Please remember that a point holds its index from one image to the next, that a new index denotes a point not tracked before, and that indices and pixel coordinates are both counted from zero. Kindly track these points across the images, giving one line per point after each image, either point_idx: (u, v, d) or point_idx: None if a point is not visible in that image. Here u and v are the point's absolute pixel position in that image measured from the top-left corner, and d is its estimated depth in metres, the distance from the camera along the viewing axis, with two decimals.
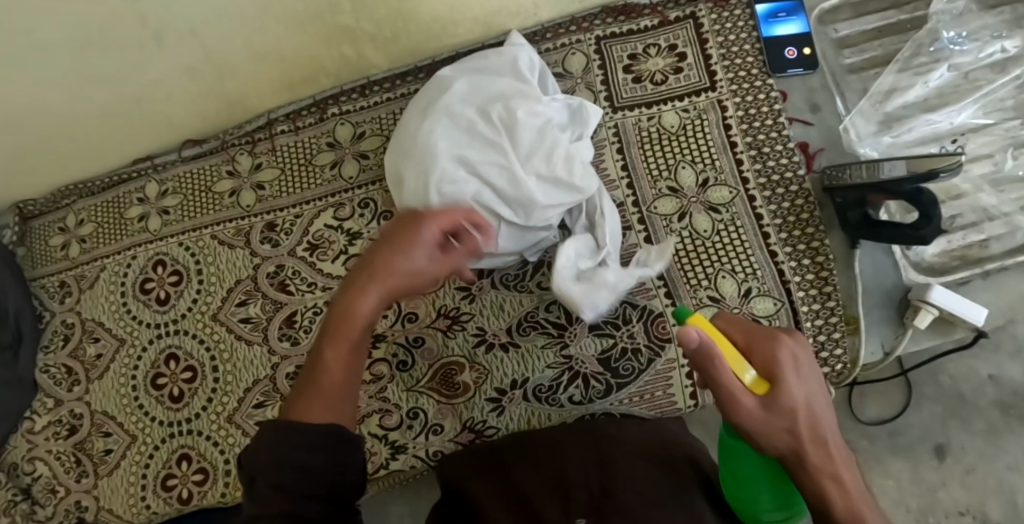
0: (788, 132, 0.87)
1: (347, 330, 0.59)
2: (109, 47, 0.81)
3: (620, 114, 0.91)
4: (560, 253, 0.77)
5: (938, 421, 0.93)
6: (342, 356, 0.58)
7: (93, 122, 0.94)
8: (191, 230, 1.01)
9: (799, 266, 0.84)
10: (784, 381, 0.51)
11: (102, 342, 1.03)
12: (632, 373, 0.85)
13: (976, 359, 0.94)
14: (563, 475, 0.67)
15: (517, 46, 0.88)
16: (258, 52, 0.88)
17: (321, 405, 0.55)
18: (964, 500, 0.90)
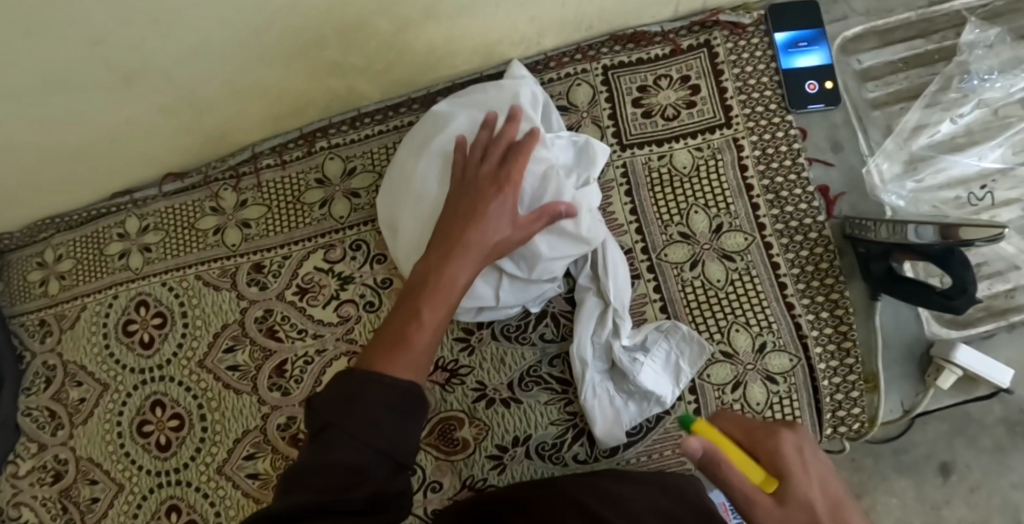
0: (808, 174, 0.82)
1: (443, 291, 0.63)
2: (72, 90, 0.75)
3: (628, 152, 0.85)
4: (575, 364, 0.78)
5: (943, 439, 0.83)
6: (435, 318, 0.61)
7: (62, 160, 0.88)
8: (174, 269, 0.96)
9: (817, 319, 0.80)
10: (787, 469, 0.45)
11: (86, 386, 0.98)
12: (640, 431, 0.81)
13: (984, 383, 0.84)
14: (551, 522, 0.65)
15: (518, 80, 0.81)
16: (239, 89, 0.81)
17: (407, 357, 0.56)
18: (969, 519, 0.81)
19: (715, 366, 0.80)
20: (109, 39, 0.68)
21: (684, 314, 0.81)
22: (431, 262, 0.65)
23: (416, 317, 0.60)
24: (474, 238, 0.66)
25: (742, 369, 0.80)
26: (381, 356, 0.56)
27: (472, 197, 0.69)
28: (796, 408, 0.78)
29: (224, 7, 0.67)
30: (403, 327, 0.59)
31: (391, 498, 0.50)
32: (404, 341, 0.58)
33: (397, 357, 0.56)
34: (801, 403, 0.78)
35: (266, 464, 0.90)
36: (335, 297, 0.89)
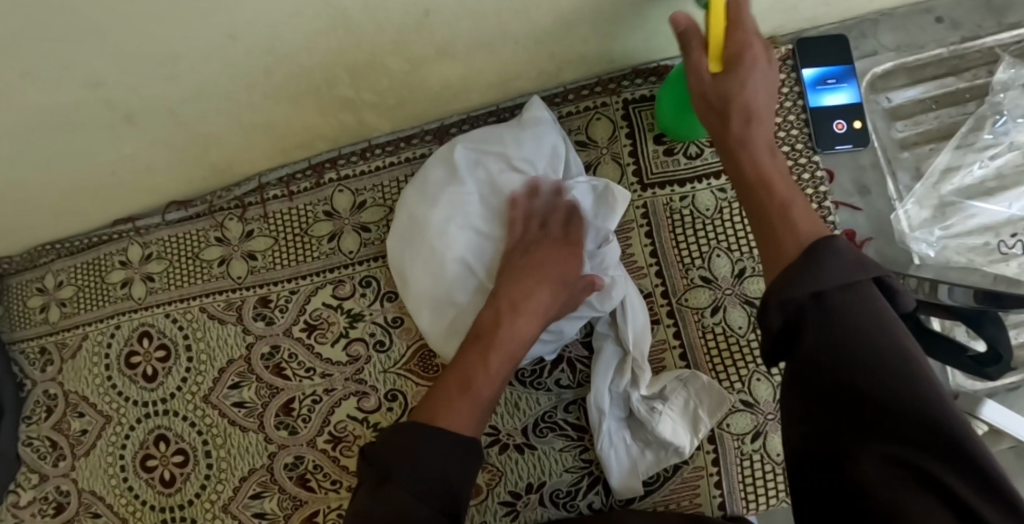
0: (834, 218, 0.79)
1: (508, 341, 0.69)
2: (72, 127, 0.72)
3: (649, 192, 0.82)
4: (590, 410, 0.76)
5: None
6: (497, 366, 0.67)
7: (62, 190, 0.85)
8: (177, 301, 0.93)
9: None
10: (740, 72, 0.58)
11: (88, 418, 0.96)
12: (657, 480, 0.78)
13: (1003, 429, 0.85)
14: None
15: (536, 128, 0.77)
16: (244, 123, 0.79)
17: (466, 409, 0.63)
18: None
19: (735, 416, 0.78)
20: (108, 79, 0.65)
21: (705, 362, 0.79)
22: (496, 312, 0.70)
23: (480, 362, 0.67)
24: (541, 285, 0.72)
25: (763, 419, 0.78)
26: (447, 402, 0.63)
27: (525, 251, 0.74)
28: None
29: (230, 48, 0.64)
30: (467, 370, 0.66)
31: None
32: (466, 393, 0.64)
33: (458, 406, 0.63)
34: None
35: (273, 504, 0.88)
36: (343, 335, 0.86)
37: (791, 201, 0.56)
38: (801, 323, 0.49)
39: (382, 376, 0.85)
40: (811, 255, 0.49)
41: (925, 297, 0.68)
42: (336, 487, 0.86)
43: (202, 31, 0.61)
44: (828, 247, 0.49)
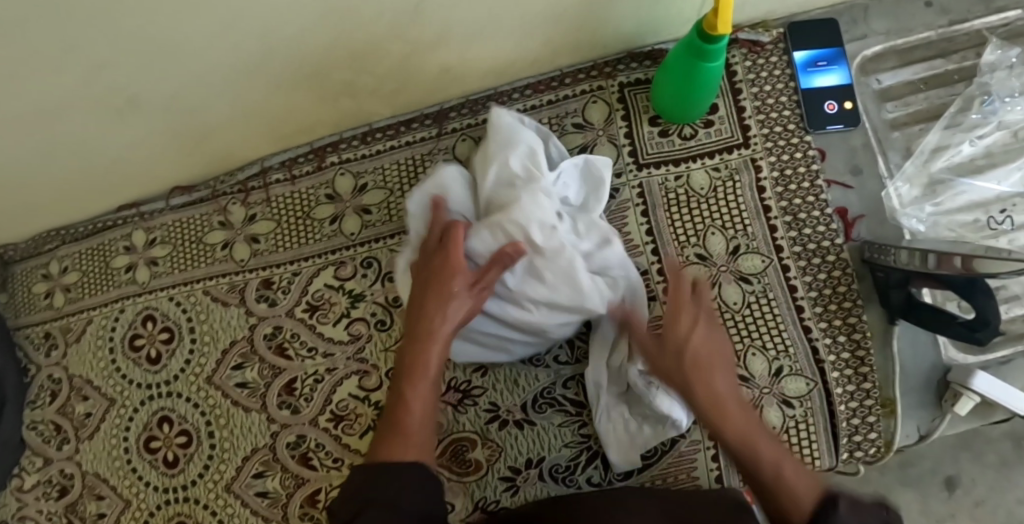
0: (826, 196, 0.81)
1: (425, 364, 0.69)
2: (79, 111, 0.73)
3: (644, 171, 0.84)
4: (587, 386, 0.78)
5: (949, 453, 0.94)
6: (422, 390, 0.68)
7: (71, 175, 0.87)
8: (181, 285, 0.95)
9: (835, 343, 0.79)
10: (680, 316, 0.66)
11: (91, 401, 0.97)
12: (654, 454, 0.80)
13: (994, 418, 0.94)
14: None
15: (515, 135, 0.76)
16: (248, 109, 0.80)
17: (408, 447, 0.64)
18: None
19: None
20: (114, 64, 0.67)
21: None
22: (411, 343, 0.70)
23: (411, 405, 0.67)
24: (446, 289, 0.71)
25: (758, 393, 0.79)
26: (391, 446, 0.64)
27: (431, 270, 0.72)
28: (810, 433, 0.78)
29: (233, 32, 0.66)
30: (399, 415, 0.66)
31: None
32: (404, 430, 0.65)
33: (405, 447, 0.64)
34: (817, 427, 0.78)
35: (275, 483, 0.89)
36: (345, 315, 0.88)
37: (777, 463, 0.59)
38: None
39: (383, 355, 0.86)
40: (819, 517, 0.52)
41: (912, 265, 0.70)
42: (338, 465, 0.87)
43: (207, 15, 0.62)
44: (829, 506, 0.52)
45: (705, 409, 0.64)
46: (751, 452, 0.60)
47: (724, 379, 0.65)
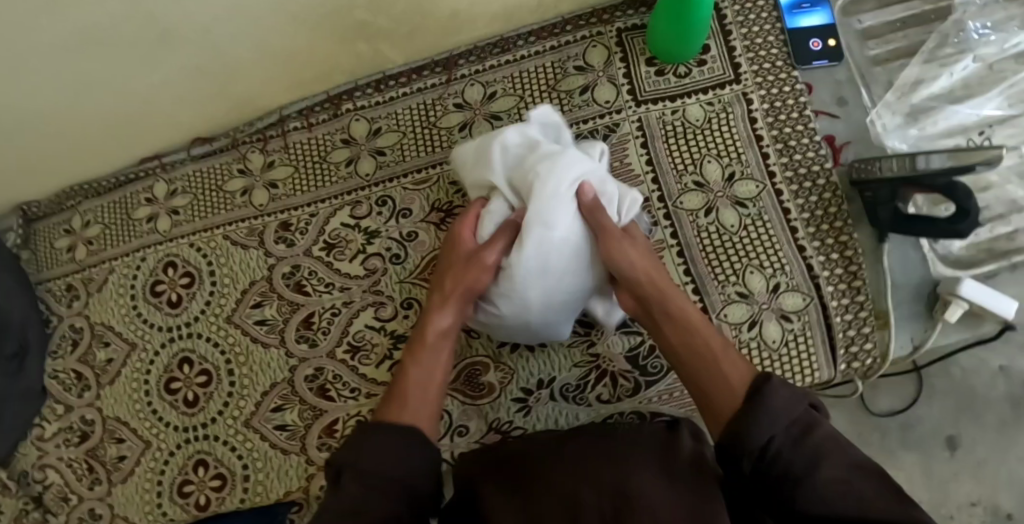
0: (814, 125, 0.86)
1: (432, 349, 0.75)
2: (119, 45, 0.79)
3: (643, 107, 0.89)
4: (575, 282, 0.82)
5: (949, 415, 0.94)
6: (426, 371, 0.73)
7: (101, 121, 0.92)
8: (202, 231, 0.98)
9: (828, 260, 0.83)
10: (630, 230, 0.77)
11: (113, 347, 1.01)
12: (660, 371, 0.83)
13: (988, 352, 0.95)
14: (578, 498, 0.57)
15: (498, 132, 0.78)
16: (272, 50, 0.86)
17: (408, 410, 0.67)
18: (975, 492, 0.91)
19: (731, 306, 0.83)
20: None
21: (701, 258, 0.85)
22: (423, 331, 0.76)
23: (420, 383, 0.72)
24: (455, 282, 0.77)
25: (758, 308, 0.83)
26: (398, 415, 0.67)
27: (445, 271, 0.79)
28: (809, 344, 0.82)
29: None
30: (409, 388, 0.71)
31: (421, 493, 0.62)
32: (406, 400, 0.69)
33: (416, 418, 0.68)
34: (814, 339, 0.82)
35: (293, 416, 0.92)
36: (361, 251, 0.91)
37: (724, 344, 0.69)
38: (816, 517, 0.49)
39: (398, 286, 0.90)
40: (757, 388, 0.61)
41: (898, 171, 0.77)
42: (355, 395, 0.90)
43: None
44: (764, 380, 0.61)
45: (654, 304, 0.73)
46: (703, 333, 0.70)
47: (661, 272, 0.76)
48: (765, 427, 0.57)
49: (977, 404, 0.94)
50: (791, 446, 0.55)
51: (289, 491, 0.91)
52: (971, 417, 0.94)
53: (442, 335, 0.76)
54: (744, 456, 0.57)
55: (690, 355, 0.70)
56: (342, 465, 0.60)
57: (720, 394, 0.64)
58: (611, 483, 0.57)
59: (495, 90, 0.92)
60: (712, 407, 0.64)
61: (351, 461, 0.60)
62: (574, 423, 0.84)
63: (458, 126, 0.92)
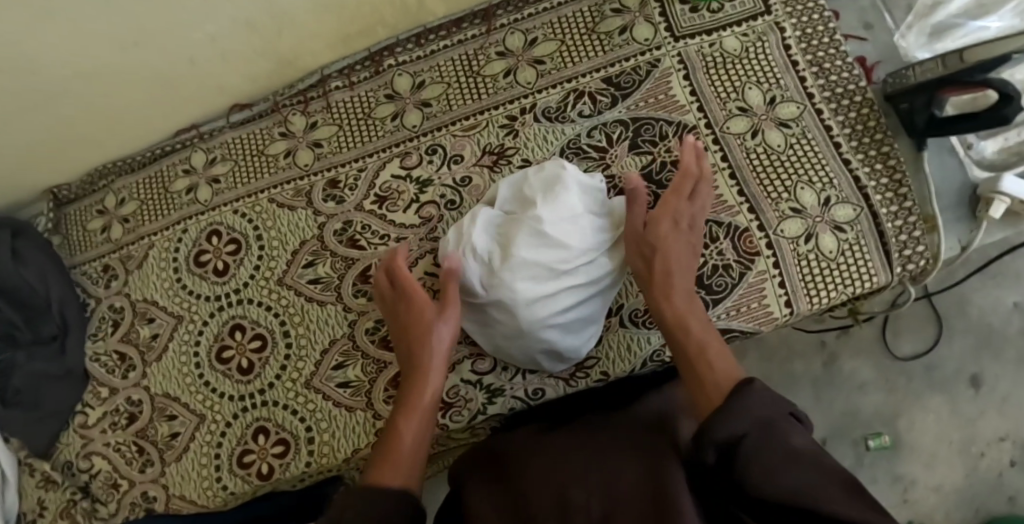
0: (845, 48, 0.91)
1: (419, 407, 0.73)
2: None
3: (682, 43, 0.92)
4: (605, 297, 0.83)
5: (972, 353, 1.20)
6: (412, 427, 0.71)
7: (149, 85, 0.93)
8: (245, 197, 0.98)
9: (873, 171, 0.87)
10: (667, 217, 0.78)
11: (158, 322, 0.98)
12: (725, 288, 0.84)
13: (1003, 292, 1.21)
14: (566, 499, 0.60)
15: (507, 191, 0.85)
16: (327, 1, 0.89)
17: (395, 467, 0.65)
18: (1003, 428, 1.17)
19: (787, 221, 0.86)
20: None
21: (753, 178, 0.87)
22: (403, 395, 0.74)
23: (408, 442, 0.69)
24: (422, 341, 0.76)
25: (813, 222, 0.86)
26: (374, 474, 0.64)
27: (412, 333, 0.78)
28: (865, 252, 0.84)
29: None
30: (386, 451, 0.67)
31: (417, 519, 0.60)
32: (396, 455, 0.66)
33: (390, 474, 0.63)
34: (870, 247, 0.85)
35: (355, 373, 0.91)
36: (415, 201, 0.92)
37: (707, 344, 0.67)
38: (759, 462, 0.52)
39: None
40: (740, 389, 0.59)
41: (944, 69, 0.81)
42: None
43: None
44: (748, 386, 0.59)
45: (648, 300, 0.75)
46: (691, 334, 0.69)
47: (681, 261, 0.75)
48: (729, 422, 0.56)
49: (997, 340, 1.20)
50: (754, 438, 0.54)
51: (356, 449, 0.89)
52: (988, 353, 1.20)
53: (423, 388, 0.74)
54: (707, 440, 0.56)
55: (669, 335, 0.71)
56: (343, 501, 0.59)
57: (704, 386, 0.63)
58: (596, 483, 0.61)
59: (536, 36, 0.94)
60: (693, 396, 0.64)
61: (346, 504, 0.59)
62: (646, 347, 0.84)
63: (502, 73, 0.94)
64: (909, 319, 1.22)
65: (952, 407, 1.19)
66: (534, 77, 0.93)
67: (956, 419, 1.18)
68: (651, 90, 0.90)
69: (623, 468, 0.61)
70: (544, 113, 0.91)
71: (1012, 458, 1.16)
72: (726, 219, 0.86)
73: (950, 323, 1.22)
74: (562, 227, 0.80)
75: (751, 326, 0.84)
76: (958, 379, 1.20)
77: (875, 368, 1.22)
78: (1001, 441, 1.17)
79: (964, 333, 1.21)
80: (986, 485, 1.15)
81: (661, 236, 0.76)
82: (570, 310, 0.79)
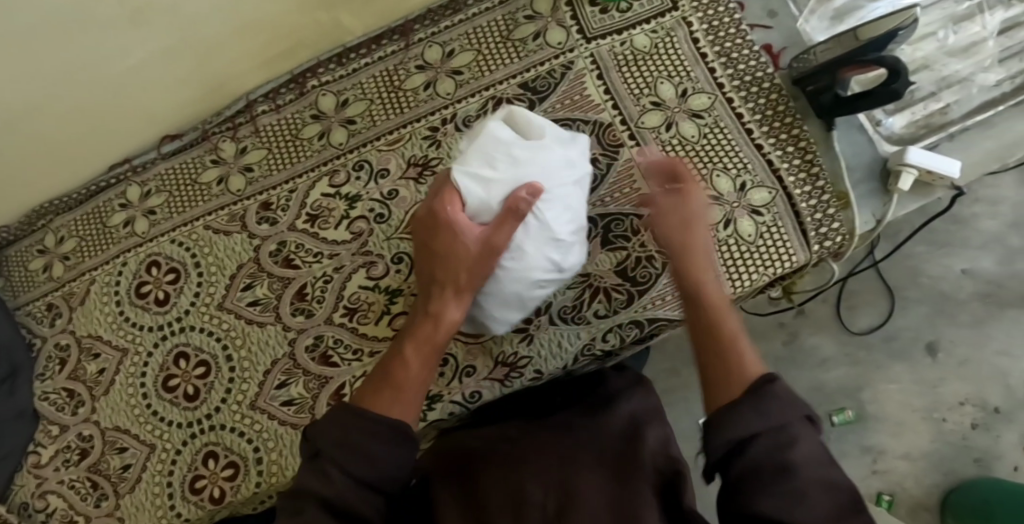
0: (752, 38, 0.93)
1: (435, 336, 0.74)
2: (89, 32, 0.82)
3: (594, 44, 0.94)
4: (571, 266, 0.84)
5: (926, 320, 1.22)
6: (423, 357, 0.72)
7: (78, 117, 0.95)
8: (182, 225, 0.99)
9: (785, 154, 0.89)
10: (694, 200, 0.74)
11: (103, 357, 0.99)
12: (650, 278, 0.86)
13: (950, 259, 1.23)
14: (523, 496, 0.62)
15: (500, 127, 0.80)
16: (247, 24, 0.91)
17: (390, 398, 0.67)
18: (963, 393, 1.20)
19: None
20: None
21: None
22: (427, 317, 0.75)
23: (417, 372, 0.71)
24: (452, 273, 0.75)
25: (730, 208, 0.88)
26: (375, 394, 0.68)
27: (444, 253, 0.76)
28: (782, 232, 0.87)
29: None
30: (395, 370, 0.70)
31: (397, 474, 0.62)
32: (396, 384, 0.69)
33: (389, 400, 0.67)
34: (786, 227, 0.87)
35: (299, 391, 0.92)
36: (346, 217, 0.94)
37: (736, 337, 0.65)
38: (764, 477, 0.53)
39: (386, 243, 0.92)
40: (755, 390, 0.57)
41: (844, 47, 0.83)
42: (359, 356, 0.90)
43: None
44: (768, 381, 0.58)
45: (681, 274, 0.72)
46: (721, 320, 0.66)
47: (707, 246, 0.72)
48: (737, 425, 0.56)
49: (949, 305, 1.22)
50: (761, 452, 0.54)
51: None
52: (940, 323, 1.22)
53: (449, 320, 0.75)
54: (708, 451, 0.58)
55: (697, 322, 0.68)
56: (333, 431, 0.62)
57: (723, 369, 0.62)
58: (556, 482, 0.63)
59: (453, 48, 0.96)
60: (703, 369, 0.64)
61: (335, 443, 0.61)
62: (576, 342, 0.86)
63: (423, 86, 0.96)
64: (855, 294, 1.24)
65: (912, 375, 1.21)
66: (453, 88, 0.95)
67: (913, 387, 1.21)
68: (567, 92, 0.93)
69: (584, 471, 0.64)
70: (465, 122, 0.93)
71: (972, 420, 1.18)
72: (646, 212, 0.88)
73: (896, 295, 1.23)
74: (572, 182, 0.80)
75: (677, 314, 0.85)
76: (913, 348, 1.22)
77: (826, 346, 1.24)
78: (961, 406, 1.19)
79: (913, 304, 1.23)
80: (949, 447, 1.18)
81: (699, 220, 0.73)
82: (555, 274, 0.80)
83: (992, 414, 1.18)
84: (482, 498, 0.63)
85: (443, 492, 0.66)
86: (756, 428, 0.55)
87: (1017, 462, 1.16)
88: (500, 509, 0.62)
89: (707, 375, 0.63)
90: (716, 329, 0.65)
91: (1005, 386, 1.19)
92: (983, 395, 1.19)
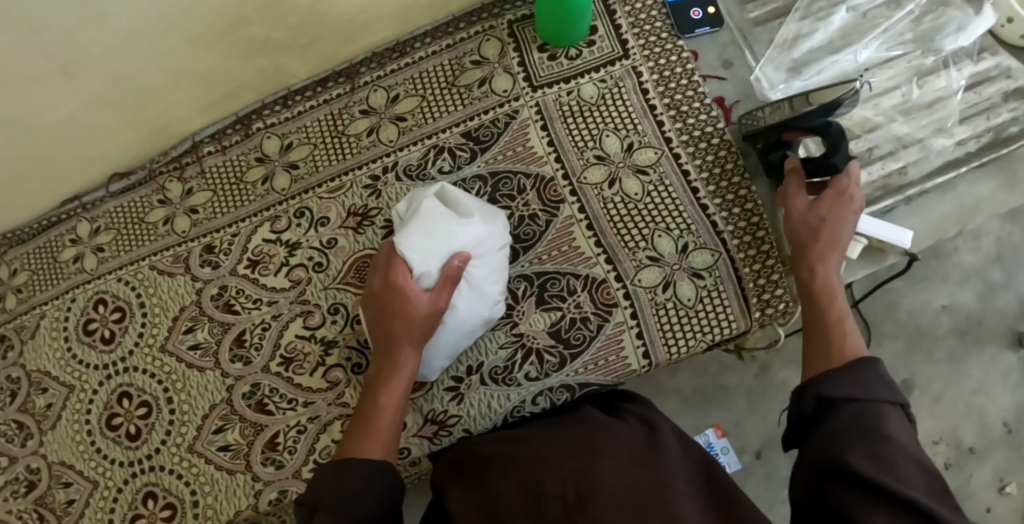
0: (704, 89, 0.90)
1: (397, 380, 0.73)
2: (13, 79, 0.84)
3: (540, 92, 0.92)
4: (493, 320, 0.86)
5: (902, 355, 1.17)
6: (392, 399, 0.72)
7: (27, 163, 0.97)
8: (128, 265, 0.99)
9: (730, 215, 0.86)
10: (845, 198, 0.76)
11: (52, 392, 1.00)
12: (583, 341, 0.85)
13: (927, 299, 1.19)
14: (541, 490, 0.61)
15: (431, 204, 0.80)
16: (183, 72, 0.92)
17: (373, 441, 0.69)
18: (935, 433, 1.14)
19: (644, 270, 0.85)
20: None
21: (609, 226, 0.87)
22: (382, 364, 0.74)
23: (388, 414, 0.71)
24: (404, 320, 0.74)
25: (670, 269, 0.85)
26: (351, 446, 0.69)
27: (388, 307, 0.75)
28: (723, 298, 0.84)
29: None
30: (367, 421, 0.71)
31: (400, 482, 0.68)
32: (370, 430, 0.70)
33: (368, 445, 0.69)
34: (727, 292, 0.84)
35: (235, 437, 0.92)
36: (285, 263, 0.93)
37: (843, 322, 0.69)
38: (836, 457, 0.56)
39: (324, 293, 0.91)
40: (857, 369, 0.63)
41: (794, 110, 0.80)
42: (293, 406, 0.90)
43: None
44: (870, 365, 0.63)
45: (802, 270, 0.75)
46: (833, 309, 0.71)
47: (835, 236, 0.74)
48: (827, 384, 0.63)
49: (927, 340, 1.17)
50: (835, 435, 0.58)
51: (238, 511, 0.91)
52: (915, 366, 1.16)
53: (406, 367, 0.73)
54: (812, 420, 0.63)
55: (811, 313, 0.72)
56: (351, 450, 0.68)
57: (828, 353, 0.67)
58: (573, 473, 0.62)
59: (397, 93, 0.95)
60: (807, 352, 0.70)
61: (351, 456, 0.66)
62: (506, 403, 0.85)
63: (366, 131, 0.95)
64: None
65: None
66: (395, 135, 0.93)
67: None
68: (509, 143, 0.91)
69: (602, 465, 0.63)
70: (405, 171, 0.92)
71: (945, 461, 1.13)
72: (583, 271, 0.86)
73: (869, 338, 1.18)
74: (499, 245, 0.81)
75: (609, 379, 0.84)
76: None
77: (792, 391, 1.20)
78: (935, 445, 1.14)
79: (889, 339, 1.17)
80: None
81: (846, 218, 0.75)
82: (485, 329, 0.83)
83: (966, 455, 1.12)
84: (500, 500, 0.62)
85: (466, 499, 0.65)
86: (859, 394, 0.61)
87: (990, 504, 1.10)
88: (517, 505, 0.61)
89: (814, 353, 0.69)
90: (829, 317, 0.70)
91: (981, 428, 1.13)
92: (958, 435, 1.13)
